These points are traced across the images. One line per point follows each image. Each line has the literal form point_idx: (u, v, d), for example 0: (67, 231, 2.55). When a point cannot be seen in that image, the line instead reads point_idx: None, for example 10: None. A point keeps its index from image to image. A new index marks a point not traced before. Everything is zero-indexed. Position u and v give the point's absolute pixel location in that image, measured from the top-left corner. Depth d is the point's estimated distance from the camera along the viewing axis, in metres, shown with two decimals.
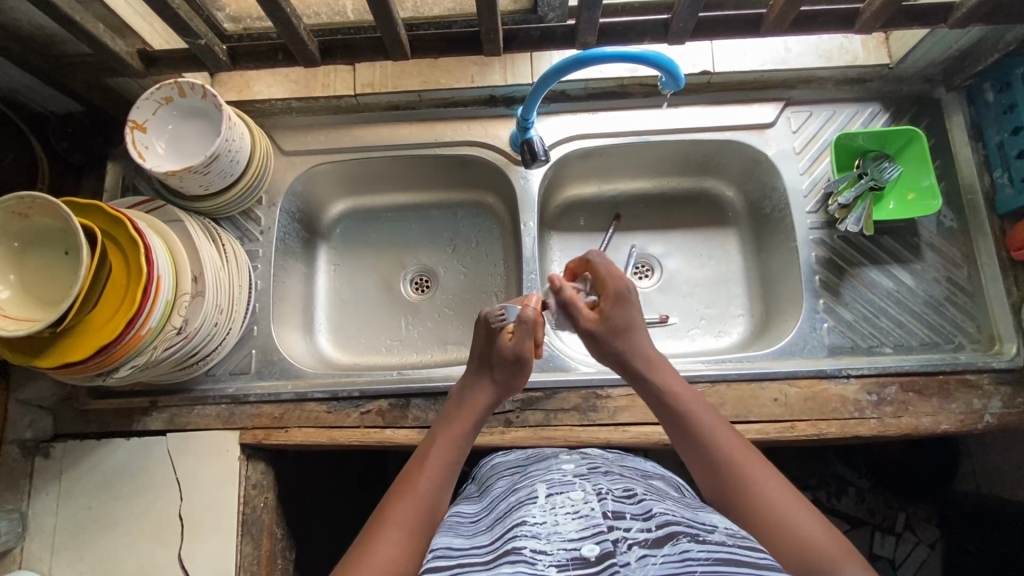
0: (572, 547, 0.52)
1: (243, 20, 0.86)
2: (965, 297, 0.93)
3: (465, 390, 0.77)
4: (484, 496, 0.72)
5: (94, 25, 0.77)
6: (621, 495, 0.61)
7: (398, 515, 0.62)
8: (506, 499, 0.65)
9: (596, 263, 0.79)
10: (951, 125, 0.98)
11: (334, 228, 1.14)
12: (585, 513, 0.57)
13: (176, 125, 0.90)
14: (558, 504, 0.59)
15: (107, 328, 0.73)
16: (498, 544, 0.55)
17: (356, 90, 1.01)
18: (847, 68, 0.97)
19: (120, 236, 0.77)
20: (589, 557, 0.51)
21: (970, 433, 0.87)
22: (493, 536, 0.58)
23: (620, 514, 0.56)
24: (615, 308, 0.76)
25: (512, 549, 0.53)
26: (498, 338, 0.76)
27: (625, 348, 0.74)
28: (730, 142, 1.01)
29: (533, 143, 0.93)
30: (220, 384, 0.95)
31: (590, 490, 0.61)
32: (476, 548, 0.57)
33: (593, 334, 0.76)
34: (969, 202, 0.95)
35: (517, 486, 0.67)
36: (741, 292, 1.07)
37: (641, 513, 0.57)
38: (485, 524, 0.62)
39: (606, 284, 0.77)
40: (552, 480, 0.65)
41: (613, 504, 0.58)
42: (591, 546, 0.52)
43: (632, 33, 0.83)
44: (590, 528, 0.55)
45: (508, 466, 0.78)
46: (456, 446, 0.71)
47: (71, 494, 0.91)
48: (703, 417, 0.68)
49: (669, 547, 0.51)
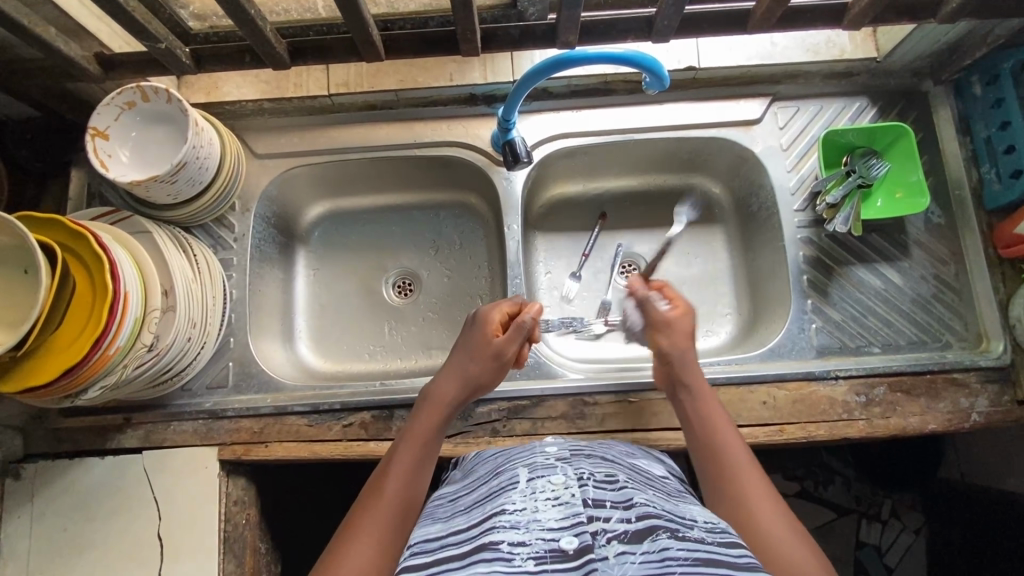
0: (550, 538, 0.51)
1: (208, 18, 0.82)
2: (952, 294, 0.93)
3: (434, 385, 0.76)
4: (465, 477, 0.72)
5: (46, 28, 0.73)
6: (602, 480, 0.61)
7: (370, 522, 0.60)
8: (489, 481, 0.65)
9: (669, 286, 0.83)
10: (938, 119, 0.96)
11: (312, 231, 1.10)
12: (566, 499, 0.56)
13: (140, 132, 0.85)
14: (538, 488, 0.59)
15: (72, 351, 0.70)
16: (475, 533, 0.54)
17: (330, 90, 0.97)
18: (834, 63, 0.95)
19: (83, 251, 0.73)
20: (568, 550, 0.50)
21: (957, 432, 0.87)
22: (469, 522, 0.57)
23: (600, 502, 0.56)
24: (679, 329, 0.78)
25: (489, 543, 0.52)
26: (484, 332, 0.77)
27: (669, 349, 0.77)
28: (717, 139, 0.99)
29: (514, 144, 0.90)
30: (197, 399, 0.92)
31: (571, 474, 0.61)
32: (455, 535, 0.55)
33: (650, 333, 0.80)
34: (957, 198, 0.94)
35: (500, 468, 0.68)
36: (728, 291, 1.06)
37: (620, 501, 0.56)
38: (463, 506, 0.62)
39: (674, 302, 0.80)
40: (534, 464, 0.65)
41: (594, 492, 0.57)
42: (569, 538, 0.51)
43: (615, 30, 0.80)
44: (569, 517, 0.54)
45: (493, 452, 0.76)
46: (422, 441, 0.69)
47: (45, 515, 0.88)
48: (723, 436, 0.69)
49: (648, 543, 0.50)
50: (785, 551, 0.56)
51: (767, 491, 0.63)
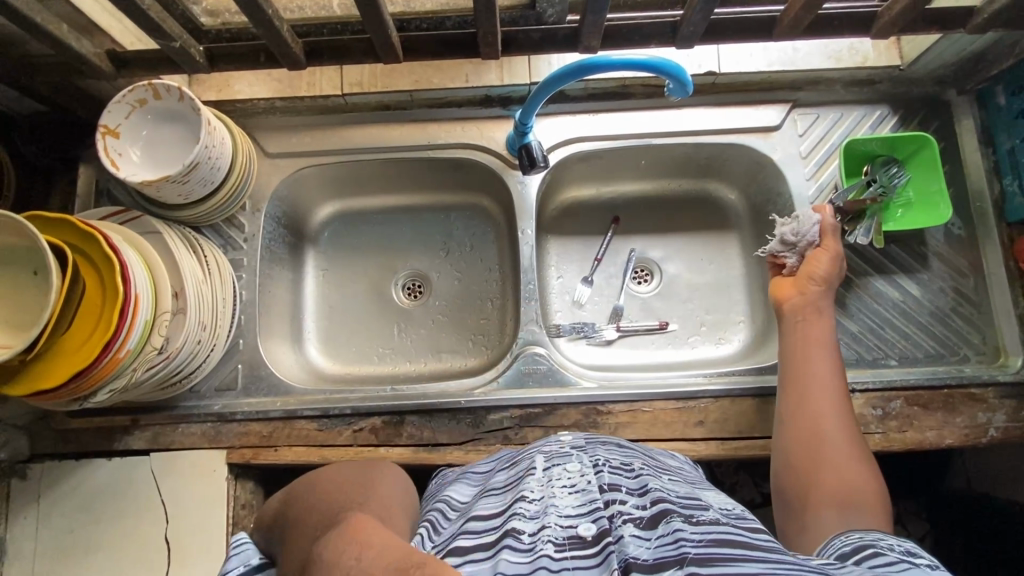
0: (568, 525, 0.50)
1: (222, 14, 0.81)
2: (971, 306, 0.91)
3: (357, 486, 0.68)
4: (474, 480, 0.70)
5: (58, 25, 0.72)
6: (618, 466, 0.62)
7: None
8: (507, 471, 0.66)
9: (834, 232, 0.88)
10: (960, 129, 0.95)
11: (322, 231, 1.09)
12: (582, 487, 0.57)
13: (151, 130, 0.84)
14: (555, 477, 0.60)
15: (82, 354, 0.69)
16: (492, 522, 0.53)
17: (344, 90, 0.96)
18: (856, 70, 0.94)
19: (92, 252, 0.72)
20: (587, 536, 0.49)
21: (974, 447, 0.86)
22: (488, 510, 0.56)
23: (615, 487, 0.57)
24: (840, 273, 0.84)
25: (510, 532, 0.50)
26: None
27: (826, 276, 0.82)
28: (735, 145, 0.97)
29: (531, 148, 0.89)
30: (205, 402, 0.91)
31: (586, 462, 0.62)
32: (470, 522, 0.54)
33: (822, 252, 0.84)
34: (977, 210, 0.93)
35: (517, 458, 0.69)
36: (742, 298, 1.04)
37: (636, 487, 0.57)
38: (480, 499, 0.61)
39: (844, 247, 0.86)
40: (550, 451, 0.67)
41: (609, 477, 0.58)
42: (587, 525, 0.50)
43: (638, 35, 0.79)
44: (586, 504, 0.54)
45: (502, 456, 0.74)
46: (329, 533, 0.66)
47: (50, 516, 0.87)
48: (823, 364, 0.75)
49: (663, 525, 0.49)
50: (840, 470, 0.66)
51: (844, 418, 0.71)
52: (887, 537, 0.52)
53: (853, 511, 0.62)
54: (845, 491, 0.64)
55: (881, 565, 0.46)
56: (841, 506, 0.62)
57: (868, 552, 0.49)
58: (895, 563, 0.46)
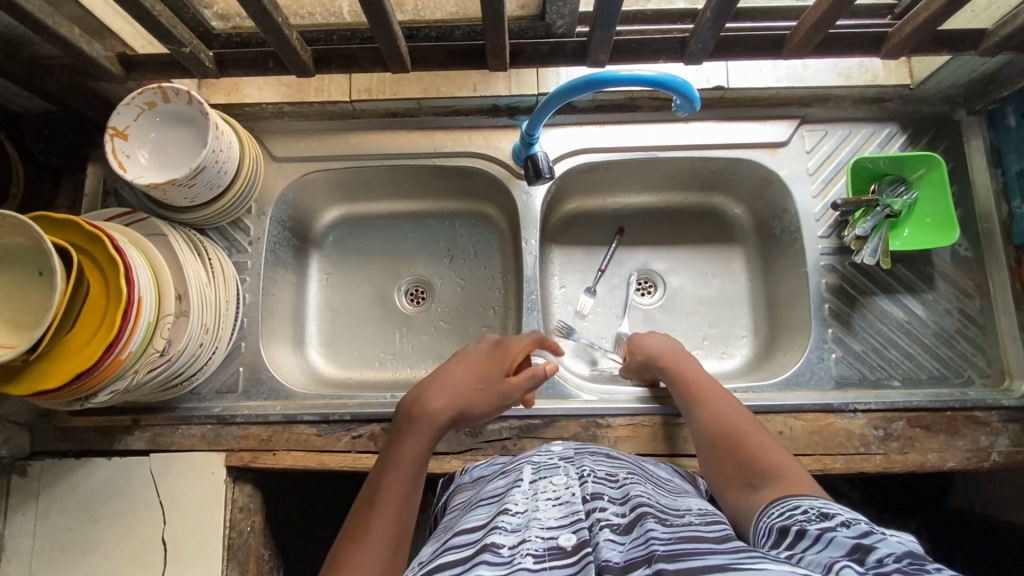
0: (550, 536, 0.50)
1: (231, 18, 0.80)
2: (976, 329, 0.91)
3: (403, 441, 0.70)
4: (472, 488, 0.72)
5: (69, 28, 0.72)
6: (604, 477, 0.61)
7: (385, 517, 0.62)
8: (495, 482, 0.67)
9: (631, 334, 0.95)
10: (969, 149, 0.95)
11: (326, 236, 1.09)
12: (566, 499, 0.57)
13: (159, 133, 0.84)
14: (541, 489, 0.60)
15: (84, 355, 0.68)
16: (478, 535, 0.52)
17: (352, 97, 0.96)
18: (866, 88, 0.93)
19: (97, 252, 0.72)
20: (567, 546, 0.48)
21: (976, 471, 0.85)
22: (479, 521, 0.56)
23: (598, 496, 0.57)
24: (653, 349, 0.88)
25: (489, 546, 0.49)
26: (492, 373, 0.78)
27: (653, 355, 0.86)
28: (741, 160, 0.97)
29: (537, 159, 0.88)
30: (206, 404, 0.92)
31: (572, 474, 0.62)
32: (456, 536, 0.54)
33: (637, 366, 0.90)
34: (984, 231, 0.93)
35: (506, 468, 0.70)
36: (745, 314, 1.04)
37: (619, 496, 0.57)
38: (474, 509, 0.61)
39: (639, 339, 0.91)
40: (538, 462, 0.67)
41: (591, 487, 0.58)
42: (568, 535, 0.50)
43: (647, 49, 0.78)
44: (569, 515, 0.53)
45: (494, 469, 0.74)
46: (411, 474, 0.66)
47: (49, 514, 0.87)
48: (707, 397, 0.76)
49: (637, 528, 0.49)
50: (761, 456, 0.64)
51: (751, 424, 0.70)
52: (802, 505, 0.53)
53: (774, 482, 0.59)
54: (765, 471, 0.62)
55: (807, 548, 0.46)
56: (763, 483, 0.60)
57: (795, 533, 0.49)
58: (817, 539, 0.46)
